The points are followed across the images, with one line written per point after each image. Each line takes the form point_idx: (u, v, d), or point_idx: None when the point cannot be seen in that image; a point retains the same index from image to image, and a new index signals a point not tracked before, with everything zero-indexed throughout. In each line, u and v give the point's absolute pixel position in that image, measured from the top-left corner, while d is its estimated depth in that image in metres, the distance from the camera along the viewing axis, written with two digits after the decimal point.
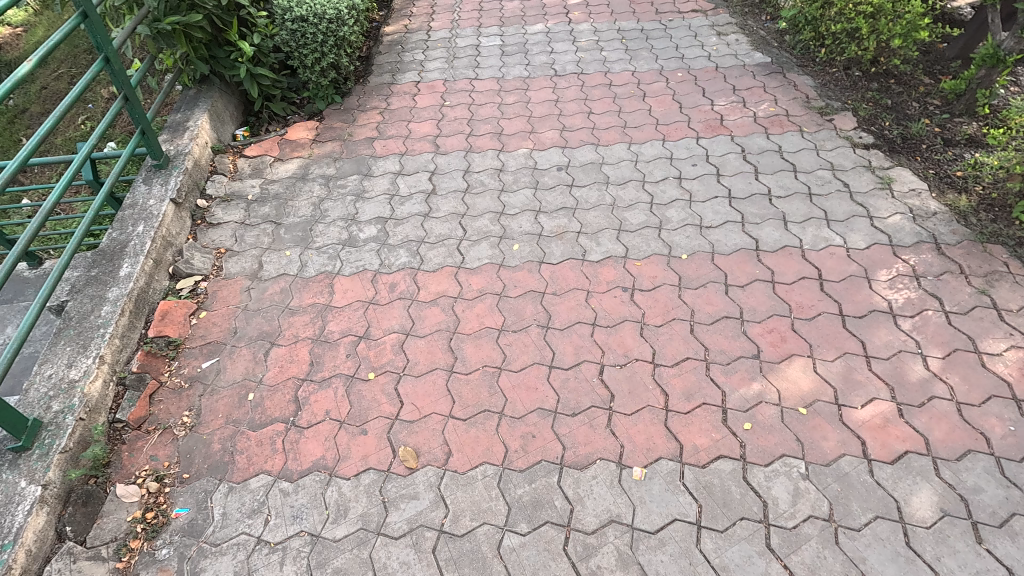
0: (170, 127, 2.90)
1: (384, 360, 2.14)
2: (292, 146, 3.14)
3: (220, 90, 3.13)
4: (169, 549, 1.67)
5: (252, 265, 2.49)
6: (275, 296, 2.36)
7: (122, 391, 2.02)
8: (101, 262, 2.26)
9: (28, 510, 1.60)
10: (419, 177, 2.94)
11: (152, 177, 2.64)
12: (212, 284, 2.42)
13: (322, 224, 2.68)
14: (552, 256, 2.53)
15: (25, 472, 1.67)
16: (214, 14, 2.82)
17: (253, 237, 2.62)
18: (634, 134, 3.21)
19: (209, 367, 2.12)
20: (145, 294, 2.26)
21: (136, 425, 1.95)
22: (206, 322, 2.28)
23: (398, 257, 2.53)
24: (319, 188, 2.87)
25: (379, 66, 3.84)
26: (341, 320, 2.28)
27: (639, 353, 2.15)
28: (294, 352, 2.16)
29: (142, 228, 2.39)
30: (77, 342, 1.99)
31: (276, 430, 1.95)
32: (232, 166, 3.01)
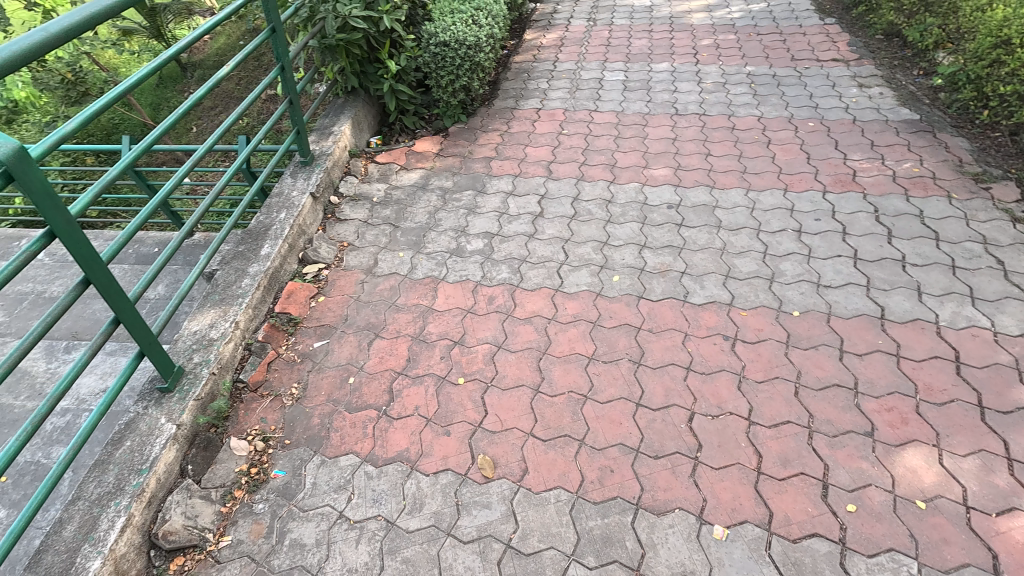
0: (319, 129, 3.24)
1: (474, 368, 2.22)
2: (417, 157, 3.39)
3: (364, 101, 3.47)
4: (264, 505, 1.83)
5: (368, 260, 2.71)
6: (385, 292, 2.55)
7: (247, 355, 2.24)
8: (248, 240, 2.56)
9: (164, 444, 1.83)
10: (529, 199, 3.05)
11: (298, 172, 2.96)
12: (333, 273, 2.65)
13: (435, 232, 2.86)
14: (652, 292, 2.49)
15: (165, 411, 1.92)
16: (372, 35, 3.15)
17: (373, 236, 2.85)
18: (753, 180, 3.09)
19: (320, 347, 2.32)
20: (278, 273, 2.51)
21: (253, 387, 2.16)
22: (323, 306, 2.49)
23: (500, 272, 2.63)
24: (436, 199, 3.06)
25: (505, 91, 4.06)
26: (440, 323, 2.40)
27: (734, 407, 2.04)
28: (395, 347, 2.31)
29: (284, 215, 2.68)
30: (220, 306, 2.26)
31: (368, 416, 2.08)
32: (363, 169, 3.29)
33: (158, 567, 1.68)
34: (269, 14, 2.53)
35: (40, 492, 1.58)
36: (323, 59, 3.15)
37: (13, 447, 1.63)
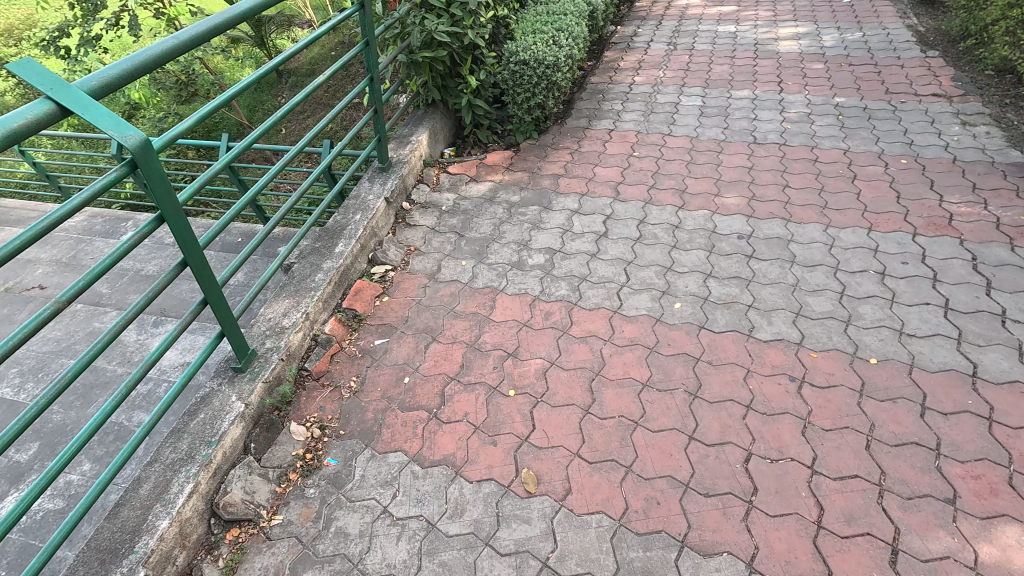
0: (398, 137, 3.39)
1: (525, 381, 2.23)
2: (488, 170, 3.47)
3: (442, 114, 3.60)
4: (315, 490, 1.91)
5: (432, 266, 2.79)
6: (445, 297, 2.61)
7: (312, 345, 2.35)
8: (324, 238, 2.69)
9: (232, 420, 1.93)
10: (594, 218, 3.04)
11: (375, 176, 3.10)
12: (398, 275, 2.75)
13: (499, 244, 2.91)
14: (714, 323, 2.41)
15: (236, 390, 2.02)
16: (455, 52, 3.27)
17: (438, 243, 2.93)
18: (833, 216, 2.94)
19: (380, 344, 2.41)
20: (348, 271, 2.63)
21: (316, 376, 2.27)
22: (386, 306, 2.59)
23: (559, 288, 2.63)
24: (502, 212, 3.12)
25: (579, 110, 4.09)
26: (496, 333, 2.43)
27: (796, 453, 1.93)
28: (450, 352, 2.36)
29: (359, 217, 2.80)
30: (293, 298, 2.38)
31: (419, 416, 2.13)
32: (435, 178, 3.40)
33: (216, 535, 1.78)
34: (364, 28, 2.67)
35: (126, 450, 1.74)
36: (408, 72, 3.31)
37: (108, 408, 1.81)
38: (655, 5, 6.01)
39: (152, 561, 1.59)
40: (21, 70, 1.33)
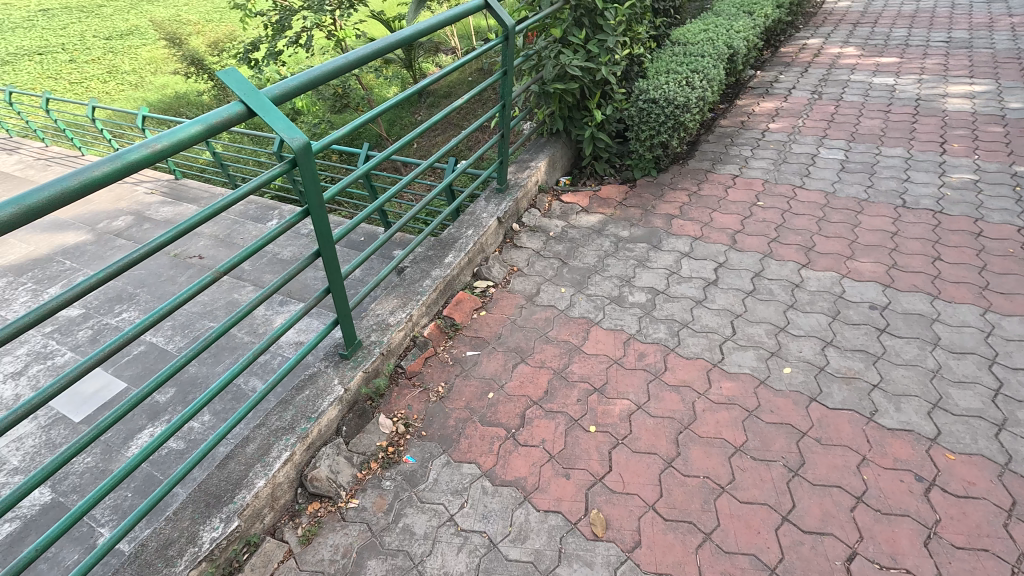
0: (518, 161, 3.52)
1: (608, 420, 2.17)
2: (600, 202, 3.47)
3: (563, 144, 3.69)
4: (391, 484, 1.98)
5: (532, 288, 2.83)
6: (540, 321, 2.63)
7: (410, 346, 2.47)
8: (437, 247, 2.83)
9: (331, 402, 2.05)
10: (705, 264, 2.91)
11: (492, 196, 3.22)
12: (498, 292, 2.81)
13: (601, 276, 2.88)
14: (829, 397, 2.18)
15: (339, 374, 2.16)
16: (587, 85, 3.34)
17: (541, 266, 2.97)
18: (995, 300, 2.53)
19: (471, 356, 2.47)
20: (453, 281, 2.73)
21: (408, 375, 2.36)
22: (483, 320, 2.65)
23: (657, 331, 2.54)
24: (609, 245, 3.10)
25: (703, 153, 3.97)
26: (585, 365, 2.40)
27: (914, 566, 1.66)
28: (537, 376, 2.36)
29: (471, 232, 2.91)
30: (400, 299, 2.52)
31: (497, 433, 2.15)
32: (547, 204, 3.47)
33: (299, 505, 1.90)
34: (506, 59, 2.79)
35: (244, 409, 1.95)
36: (538, 102, 3.48)
37: (235, 370, 2.04)
38: (802, 52, 5.72)
39: (245, 515, 1.73)
40: (227, 76, 1.60)
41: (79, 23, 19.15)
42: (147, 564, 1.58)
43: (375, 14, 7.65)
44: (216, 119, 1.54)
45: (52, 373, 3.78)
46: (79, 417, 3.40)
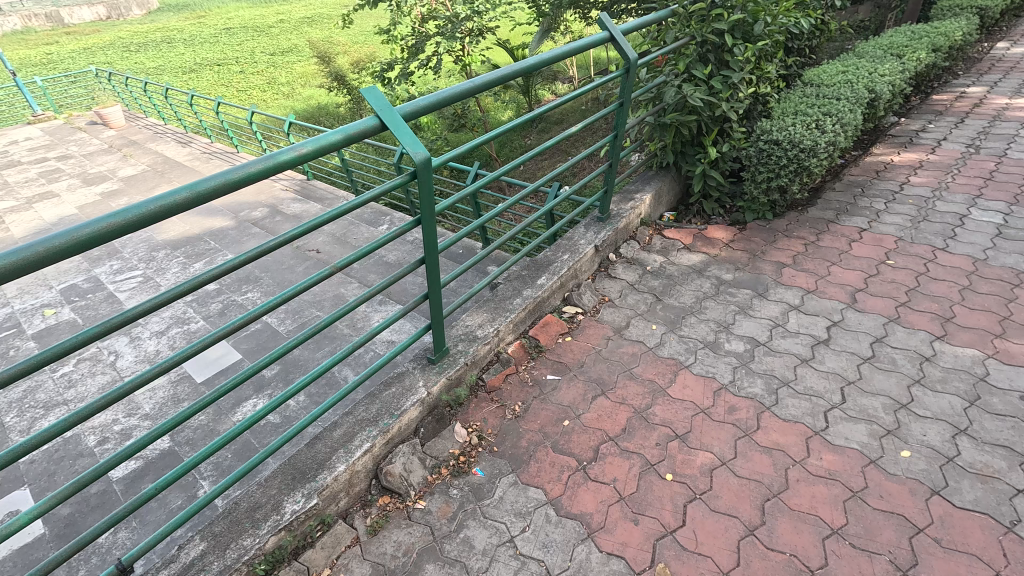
0: (623, 192, 3.49)
1: (687, 471, 2.04)
2: (704, 242, 3.33)
3: (671, 178, 3.61)
4: (458, 493, 2.01)
5: (622, 320, 2.76)
6: (626, 355, 2.56)
7: (494, 360, 2.50)
8: (532, 268, 2.86)
9: (414, 402, 2.13)
10: (816, 321, 2.67)
11: (592, 224, 3.22)
12: (586, 320, 2.78)
13: (696, 318, 2.75)
14: (956, 493, 1.88)
15: (424, 378, 2.24)
16: (704, 121, 3.25)
17: (634, 300, 2.90)
18: None
19: (551, 380, 2.46)
20: (544, 303, 2.74)
21: (488, 389, 2.40)
22: (567, 346, 2.63)
23: (753, 385, 2.36)
24: (709, 287, 2.95)
25: (827, 201, 3.67)
26: (669, 409, 2.29)
27: None
28: (616, 411, 2.29)
29: (566, 256, 2.92)
30: (490, 314, 2.57)
31: (568, 463, 2.11)
32: (648, 238, 3.39)
33: (371, 496, 1.99)
34: (624, 90, 2.77)
35: (334, 398, 2.02)
36: (651, 135, 3.45)
37: (333, 359, 2.18)
38: (958, 100, 5.13)
39: (323, 495, 1.83)
40: (368, 93, 1.70)
41: (251, 40, 22.23)
42: (236, 522, 1.72)
43: (501, 43, 8.13)
44: (353, 132, 1.64)
45: (186, 337, 4.34)
46: (201, 378, 3.87)
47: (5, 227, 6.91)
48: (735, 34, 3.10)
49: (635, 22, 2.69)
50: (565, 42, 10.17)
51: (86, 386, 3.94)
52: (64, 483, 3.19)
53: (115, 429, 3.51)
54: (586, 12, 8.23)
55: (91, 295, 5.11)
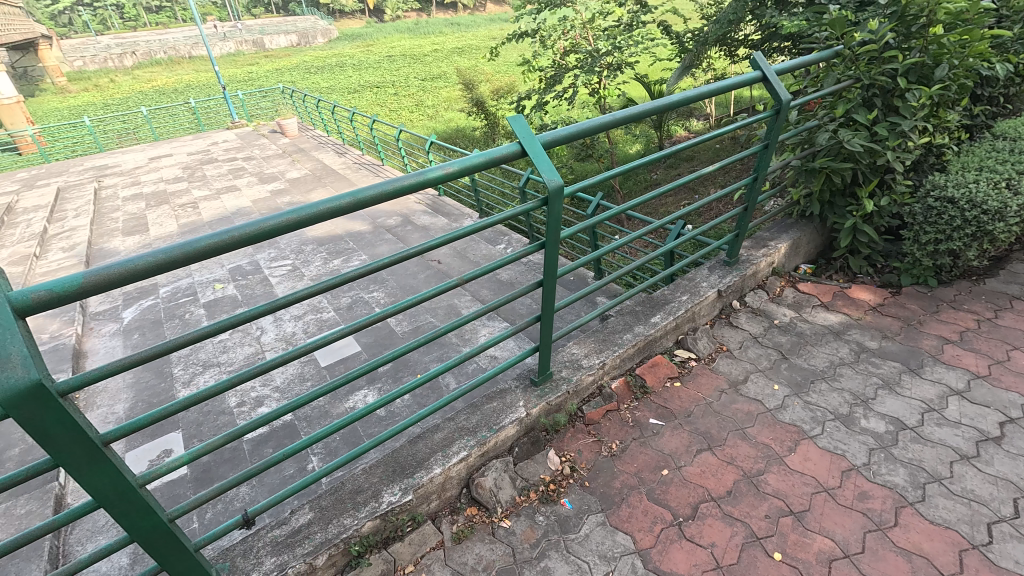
0: (756, 238, 3.27)
1: (800, 554, 1.82)
2: (847, 301, 2.99)
3: (813, 229, 3.32)
4: (543, 520, 1.98)
5: (739, 374, 2.56)
6: (739, 412, 2.36)
7: (596, 393, 2.45)
8: (646, 304, 2.78)
9: (513, 420, 2.16)
10: (984, 413, 2.25)
11: (717, 267, 3.05)
12: (698, 367, 2.62)
13: (827, 385, 2.47)
14: None
15: (525, 398, 2.26)
16: (862, 170, 2.95)
17: (755, 354, 2.68)
18: None
19: (653, 424, 2.35)
20: (655, 342, 2.64)
21: (586, 421, 2.35)
22: (675, 391, 2.50)
23: (893, 473, 2.04)
24: (847, 352, 2.64)
25: (1013, 273, 3.11)
26: (785, 480, 2.06)
27: None
28: (721, 471, 2.12)
29: (685, 297, 2.80)
30: (597, 345, 2.54)
31: (662, 516, 1.98)
32: (778, 289, 3.13)
33: (460, 504, 2.04)
34: (770, 133, 2.62)
35: (436, 405, 2.07)
36: (796, 181, 3.21)
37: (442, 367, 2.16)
38: None
39: (418, 492, 1.91)
40: (514, 122, 1.77)
41: (407, 67, 24.68)
42: (340, 500, 1.86)
43: (638, 78, 8.15)
44: (496, 156, 1.72)
45: (318, 324, 4.85)
46: (324, 362, 4.31)
47: (198, 212, 8.33)
48: (910, 78, 2.80)
49: (794, 62, 2.54)
50: (706, 80, 9.92)
51: (235, 353, 4.56)
52: (207, 434, 3.71)
53: (252, 395, 4.02)
54: (734, 50, 7.97)
55: (251, 276, 5.95)
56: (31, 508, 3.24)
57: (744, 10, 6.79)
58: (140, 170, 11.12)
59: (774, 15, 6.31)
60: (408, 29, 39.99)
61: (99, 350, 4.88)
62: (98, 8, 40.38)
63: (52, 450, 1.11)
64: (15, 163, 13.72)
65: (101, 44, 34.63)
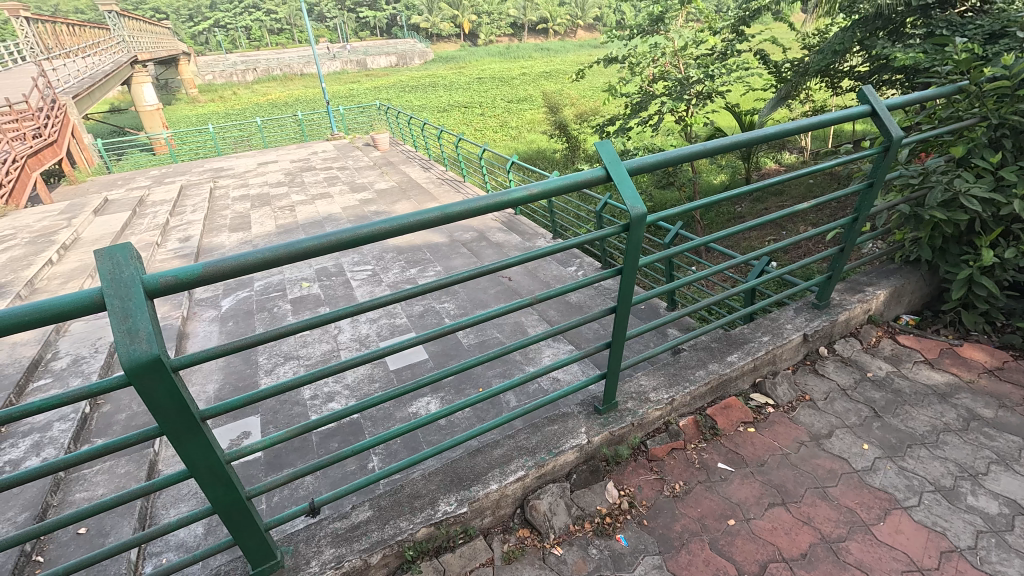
0: (851, 283, 3.03)
1: None
2: (956, 361, 2.68)
3: (919, 277, 3.02)
4: (596, 554, 1.91)
5: (823, 427, 2.36)
6: (820, 469, 2.17)
7: (661, 429, 2.35)
8: (723, 342, 2.65)
9: (573, 446, 2.12)
10: None
11: (804, 309, 2.86)
12: (776, 414, 2.45)
13: (927, 452, 2.21)
14: None
15: (588, 425, 2.22)
16: (983, 219, 2.67)
17: (843, 407, 2.46)
18: None
19: (721, 468, 2.21)
20: (730, 383, 2.50)
21: (649, 456, 2.25)
22: (748, 437, 2.34)
23: (1006, 563, 1.79)
24: (953, 418, 2.36)
25: None
26: (871, 552, 1.86)
27: None
28: (796, 530, 1.95)
29: (766, 338, 2.64)
30: (667, 379, 2.45)
31: (725, 569, 1.85)
32: (874, 339, 2.87)
33: (513, 523, 2.03)
34: (875, 171, 2.44)
35: (495, 421, 2.05)
36: (901, 224, 2.96)
37: (506, 385, 2.06)
38: None
39: (473, 506, 1.92)
40: (601, 147, 1.75)
41: (495, 89, 25.54)
42: (399, 503, 1.91)
43: (728, 108, 7.92)
44: (580, 179, 1.72)
45: (390, 328, 5.07)
46: (393, 366, 4.48)
47: (294, 215, 9.04)
48: None
49: (909, 97, 2.35)
50: (802, 112, 9.45)
51: (313, 349, 4.86)
52: (281, 422, 3.96)
53: (325, 390, 4.26)
54: (836, 82, 7.56)
55: (335, 278, 6.34)
56: (129, 469, 3.60)
57: (854, 39, 6.54)
58: (249, 174, 12.27)
59: (887, 46, 6.04)
60: (499, 53, 41.43)
61: (198, 333, 5.38)
62: (230, 30, 45.41)
63: (161, 419, 1.24)
64: (150, 162, 15.63)
65: (229, 60, 38.86)
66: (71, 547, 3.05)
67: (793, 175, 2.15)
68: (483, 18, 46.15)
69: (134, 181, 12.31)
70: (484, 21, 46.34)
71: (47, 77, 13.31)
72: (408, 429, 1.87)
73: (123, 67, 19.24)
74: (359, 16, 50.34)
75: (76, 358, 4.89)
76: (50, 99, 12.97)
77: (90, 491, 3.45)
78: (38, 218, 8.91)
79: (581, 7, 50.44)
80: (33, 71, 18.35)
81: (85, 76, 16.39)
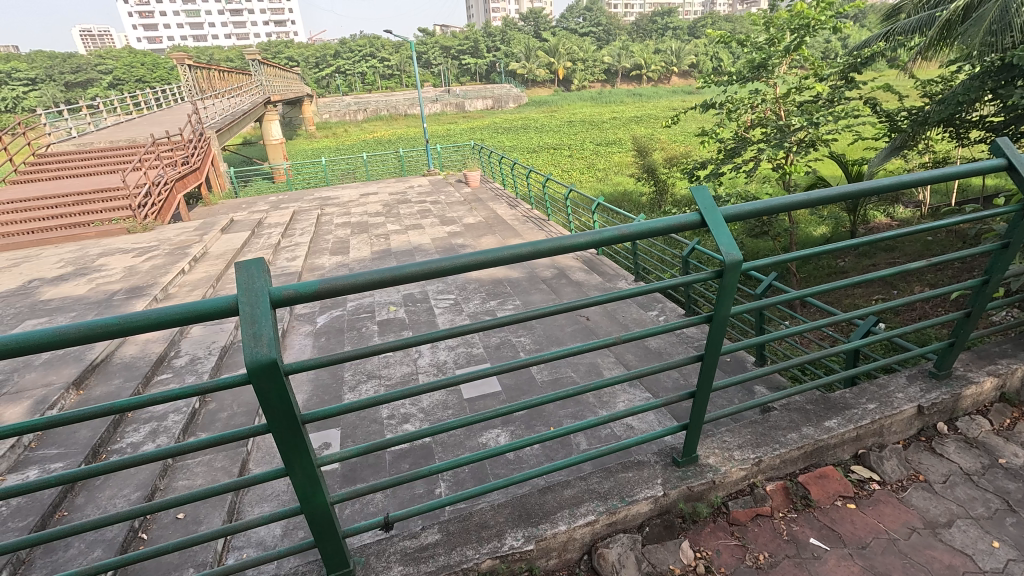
0: (979, 354, 2.70)
1: None
2: None
3: None
4: None
5: (941, 514, 2.07)
6: (937, 563, 1.90)
7: (746, 491, 2.19)
8: (821, 406, 2.43)
9: (648, 496, 2.03)
10: None
11: (918, 377, 2.57)
12: (882, 492, 2.18)
13: None
14: None
15: (667, 477, 2.11)
16: None
17: (967, 495, 2.14)
18: None
19: (814, 545, 1.99)
20: (828, 450, 2.29)
21: (730, 519, 2.09)
22: (848, 513, 2.10)
23: None
24: None
25: None
26: None
27: None
28: None
29: (872, 406, 2.39)
30: (755, 438, 2.28)
31: None
32: (1009, 421, 2.49)
33: (579, 569, 1.96)
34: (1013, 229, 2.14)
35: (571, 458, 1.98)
36: None
37: (577, 424, 1.88)
38: None
39: (540, 544, 1.88)
40: (697, 193, 1.72)
41: (584, 133, 25.99)
42: (466, 530, 1.93)
43: (834, 157, 7.44)
44: (674, 223, 1.67)
45: (467, 357, 5.21)
46: (466, 395, 4.55)
47: (388, 242, 9.68)
48: None
49: None
50: (921, 163, 8.67)
51: (394, 370, 5.09)
52: (359, 437, 4.15)
53: (401, 411, 4.41)
54: (963, 132, 6.91)
55: (420, 304, 6.66)
56: (225, 464, 3.93)
57: (983, 89, 6.04)
58: (352, 204, 13.33)
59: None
60: (592, 99, 42.38)
61: (295, 345, 5.84)
62: (348, 75, 50.46)
63: (270, 418, 1.36)
64: (270, 188, 17.57)
65: (344, 102, 43.04)
66: (170, 530, 3.35)
67: (919, 229, 1.88)
68: (578, 65, 47.58)
69: (256, 204, 13.87)
70: (580, 68, 47.97)
71: (198, 114, 15.52)
72: (478, 457, 1.77)
73: (258, 106, 21.96)
74: (461, 63, 53.64)
75: (193, 357, 5.50)
76: (199, 133, 15.08)
77: (190, 480, 3.80)
78: (177, 232, 10.27)
79: (675, 55, 50.59)
80: (188, 109, 21.50)
81: (228, 113, 18.88)
